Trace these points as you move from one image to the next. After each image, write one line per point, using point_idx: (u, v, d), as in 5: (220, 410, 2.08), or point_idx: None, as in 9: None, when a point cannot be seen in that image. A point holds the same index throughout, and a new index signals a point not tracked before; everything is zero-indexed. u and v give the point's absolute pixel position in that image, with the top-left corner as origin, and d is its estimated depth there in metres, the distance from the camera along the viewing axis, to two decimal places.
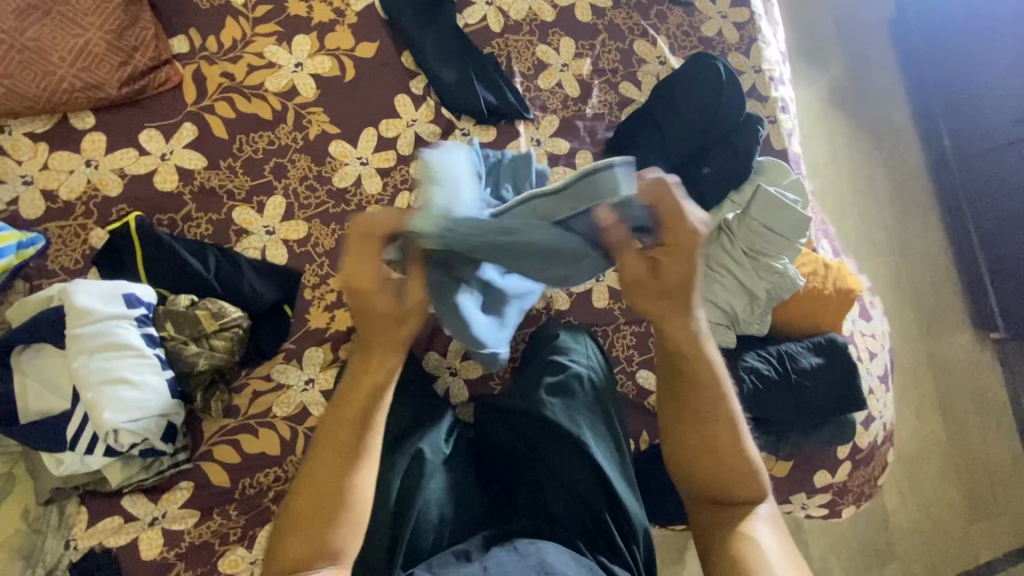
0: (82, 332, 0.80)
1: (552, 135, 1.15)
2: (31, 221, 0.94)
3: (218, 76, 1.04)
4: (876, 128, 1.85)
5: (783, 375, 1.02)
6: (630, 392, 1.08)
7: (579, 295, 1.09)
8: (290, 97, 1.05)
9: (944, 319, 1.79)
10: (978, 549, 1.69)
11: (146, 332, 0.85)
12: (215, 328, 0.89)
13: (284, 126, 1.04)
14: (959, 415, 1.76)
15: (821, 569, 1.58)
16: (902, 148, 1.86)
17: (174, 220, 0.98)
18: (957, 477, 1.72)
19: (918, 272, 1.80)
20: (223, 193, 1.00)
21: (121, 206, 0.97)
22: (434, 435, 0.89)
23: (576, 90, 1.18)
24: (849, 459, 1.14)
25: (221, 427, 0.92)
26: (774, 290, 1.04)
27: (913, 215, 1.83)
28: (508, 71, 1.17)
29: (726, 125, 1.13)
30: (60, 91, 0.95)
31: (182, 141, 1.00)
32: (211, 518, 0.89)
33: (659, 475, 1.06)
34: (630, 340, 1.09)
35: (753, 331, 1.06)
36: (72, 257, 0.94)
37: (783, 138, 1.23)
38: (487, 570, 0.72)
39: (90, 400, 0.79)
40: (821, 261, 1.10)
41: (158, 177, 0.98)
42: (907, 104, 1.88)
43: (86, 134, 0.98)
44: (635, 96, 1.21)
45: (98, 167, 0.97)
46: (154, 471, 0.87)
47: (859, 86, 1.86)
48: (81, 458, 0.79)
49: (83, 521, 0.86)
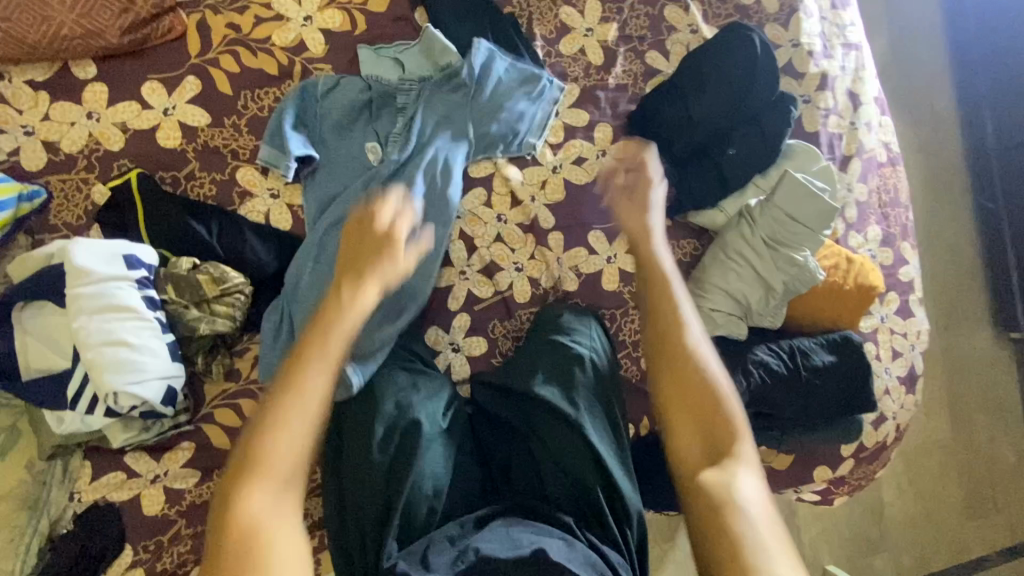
0: (81, 293, 0.80)
1: (572, 106, 1.10)
2: (31, 172, 0.92)
3: (223, 27, 0.99)
4: (915, 110, 1.75)
5: (792, 372, 1.00)
6: (634, 377, 1.06)
7: (588, 275, 1.06)
8: (299, 52, 1.01)
9: (965, 315, 1.74)
10: (972, 545, 1.68)
11: (146, 295, 0.84)
12: (217, 293, 0.88)
13: (291, 83, 1.00)
14: (969, 412, 1.72)
15: (813, 557, 1.58)
16: (940, 133, 1.76)
17: (176, 179, 0.95)
18: (959, 474, 1.70)
19: (942, 266, 1.74)
20: (227, 152, 0.97)
21: (123, 161, 0.94)
22: (433, 405, 0.88)
23: (600, 59, 1.13)
24: (853, 456, 1.12)
25: (222, 391, 0.93)
26: (791, 283, 1.01)
27: (944, 205, 1.75)
28: (528, 35, 1.11)
29: (756, 106, 1.06)
30: (59, 38, 0.91)
31: (185, 95, 0.96)
32: (211, 479, 0.91)
33: (656, 461, 1.05)
34: (637, 325, 1.06)
35: (764, 324, 1.04)
36: (75, 213, 0.92)
37: (816, 120, 1.16)
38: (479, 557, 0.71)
39: (90, 360, 0.78)
40: (844, 256, 1.06)
41: (161, 133, 0.95)
42: (949, 85, 1.77)
43: (87, 84, 0.94)
44: (662, 67, 1.14)
45: (99, 120, 0.94)
46: (154, 432, 0.88)
47: (902, 65, 1.75)
48: (82, 418, 0.80)
49: (87, 475, 0.87)
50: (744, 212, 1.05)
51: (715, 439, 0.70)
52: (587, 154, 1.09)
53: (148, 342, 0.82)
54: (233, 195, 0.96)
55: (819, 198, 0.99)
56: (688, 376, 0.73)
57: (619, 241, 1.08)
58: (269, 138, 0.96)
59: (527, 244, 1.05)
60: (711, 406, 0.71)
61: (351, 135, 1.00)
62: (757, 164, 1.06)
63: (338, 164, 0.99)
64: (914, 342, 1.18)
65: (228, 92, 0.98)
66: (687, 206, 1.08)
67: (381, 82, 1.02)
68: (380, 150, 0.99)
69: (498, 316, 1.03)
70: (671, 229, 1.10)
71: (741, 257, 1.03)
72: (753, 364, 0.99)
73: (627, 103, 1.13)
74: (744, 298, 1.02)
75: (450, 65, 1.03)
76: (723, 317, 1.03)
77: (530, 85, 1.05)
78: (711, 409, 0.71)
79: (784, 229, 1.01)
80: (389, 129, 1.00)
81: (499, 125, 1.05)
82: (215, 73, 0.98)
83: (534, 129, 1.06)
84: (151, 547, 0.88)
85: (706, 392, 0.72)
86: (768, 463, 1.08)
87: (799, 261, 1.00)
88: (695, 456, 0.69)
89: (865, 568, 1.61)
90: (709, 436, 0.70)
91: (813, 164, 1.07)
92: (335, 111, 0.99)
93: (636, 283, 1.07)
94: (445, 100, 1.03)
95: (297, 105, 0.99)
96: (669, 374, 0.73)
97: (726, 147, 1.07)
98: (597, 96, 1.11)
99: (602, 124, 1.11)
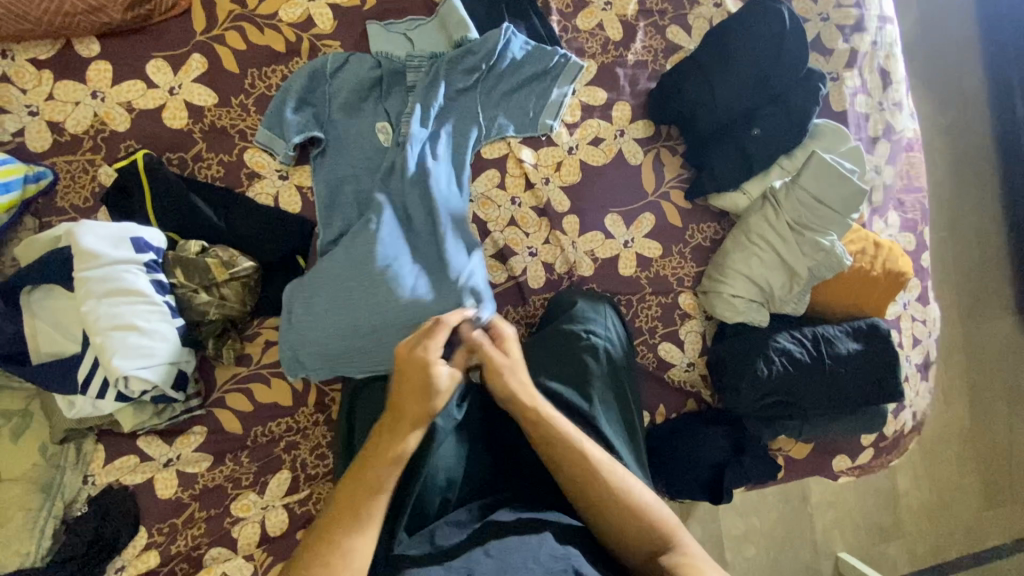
0: (89, 276, 0.79)
1: (589, 84, 1.06)
2: (37, 153, 0.90)
3: (229, 2, 0.96)
4: (944, 89, 1.67)
5: (816, 360, 0.97)
6: (650, 364, 1.03)
7: (603, 260, 1.03)
8: (306, 28, 0.98)
9: (989, 303, 1.69)
10: (988, 534, 1.66)
11: (155, 279, 0.83)
12: (226, 277, 0.87)
13: (299, 61, 0.97)
14: (989, 401, 1.68)
15: (825, 545, 1.56)
16: (970, 113, 1.69)
17: (184, 160, 0.93)
18: (977, 463, 1.67)
19: (967, 252, 1.68)
20: (234, 133, 0.94)
21: (129, 142, 0.92)
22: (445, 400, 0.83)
23: (618, 34, 1.08)
24: (872, 446, 1.10)
25: (233, 376, 0.92)
26: (816, 269, 0.98)
27: (972, 189, 1.68)
28: (544, 8, 1.07)
29: (783, 83, 1.02)
30: (61, 14, 0.88)
31: (191, 74, 0.94)
32: (223, 463, 0.90)
33: (672, 450, 1.02)
34: (655, 311, 1.03)
35: (788, 310, 1.01)
36: (82, 195, 0.90)
37: (844, 98, 1.12)
38: (492, 554, 0.69)
39: (99, 344, 0.77)
40: (872, 240, 1.03)
41: (167, 113, 0.93)
42: (981, 63, 1.69)
43: (91, 63, 0.92)
44: (683, 42, 1.10)
45: (104, 99, 0.91)
46: (166, 417, 0.88)
47: (931, 40, 1.67)
48: (92, 402, 0.79)
49: (100, 458, 0.87)
50: (769, 194, 1.01)
51: (647, 531, 0.72)
52: (605, 134, 1.05)
53: (158, 326, 0.81)
54: (241, 176, 0.94)
55: (849, 180, 0.95)
56: (597, 492, 0.73)
57: (636, 225, 1.04)
58: (278, 115, 0.94)
59: (542, 227, 1.02)
60: (628, 507, 0.72)
61: (362, 114, 0.97)
62: (783, 144, 1.02)
63: (350, 142, 0.96)
64: (933, 330, 1.15)
65: (235, 70, 0.95)
66: (708, 188, 1.04)
67: (392, 61, 0.99)
68: (392, 130, 0.97)
69: (512, 302, 1.01)
70: (690, 213, 1.07)
71: (764, 241, 0.99)
72: (775, 352, 0.97)
73: (646, 80, 1.08)
74: (766, 284, 0.99)
75: (463, 39, 1.00)
76: (745, 303, 0.99)
77: (533, 61, 1.02)
78: (632, 506, 0.73)
79: (810, 212, 0.97)
80: (399, 107, 0.98)
81: (511, 104, 1.02)
82: (221, 51, 0.95)
83: (544, 108, 1.02)
84: (166, 529, 0.88)
85: (621, 503, 0.73)
86: (784, 452, 1.06)
87: (825, 246, 0.97)
88: (643, 550, 0.73)
89: (877, 555, 1.59)
90: (639, 532, 0.72)
91: (842, 145, 1.03)
92: (345, 89, 0.97)
93: (653, 268, 1.04)
94: (457, 76, 1.00)
95: (306, 81, 0.96)
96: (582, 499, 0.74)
97: (751, 126, 1.02)
98: (615, 73, 1.07)
99: (620, 102, 1.07)
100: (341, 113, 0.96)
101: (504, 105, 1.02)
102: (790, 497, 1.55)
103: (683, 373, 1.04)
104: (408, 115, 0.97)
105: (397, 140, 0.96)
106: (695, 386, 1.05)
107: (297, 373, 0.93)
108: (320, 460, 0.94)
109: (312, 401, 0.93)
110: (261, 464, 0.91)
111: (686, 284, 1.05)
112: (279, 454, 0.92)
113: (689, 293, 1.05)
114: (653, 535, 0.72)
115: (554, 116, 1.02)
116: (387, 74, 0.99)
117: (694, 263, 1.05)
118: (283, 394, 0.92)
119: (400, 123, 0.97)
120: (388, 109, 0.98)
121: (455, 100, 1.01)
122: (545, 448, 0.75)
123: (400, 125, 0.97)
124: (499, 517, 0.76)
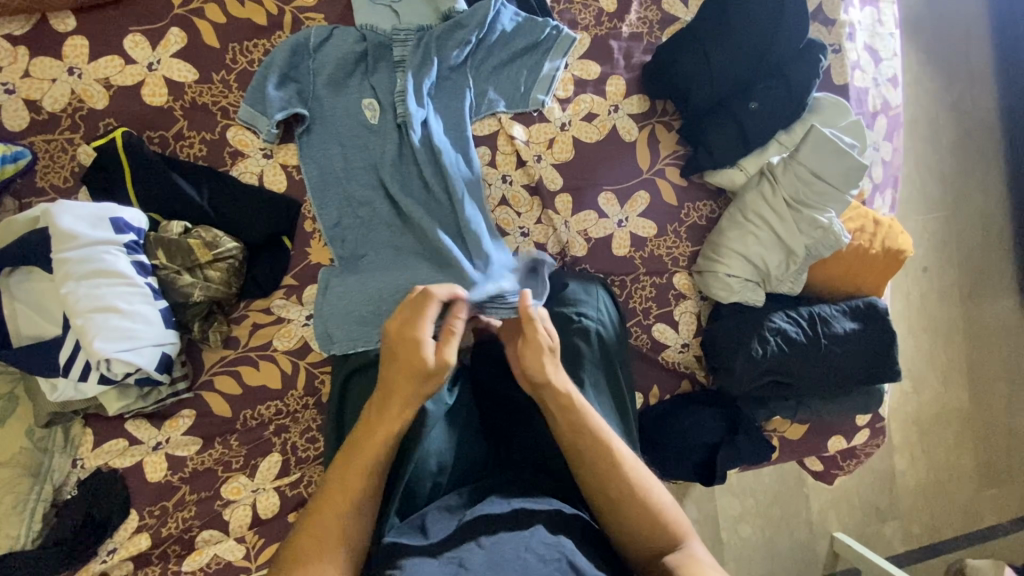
0: (67, 257, 0.77)
1: (582, 57, 1.03)
2: (15, 133, 0.88)
3: None
4: (950, 63, 1.63)
5: (812, 340, 0.95)
6: (644, 345, 1.02)
7: (597, 241, 1.01)
8: (288, 0, 0.95)
9: (991, 283, 1.67)
10: (984, 514, 1.66)
11: (136, 260, 0.81)
12: (209, 259, 0.86)
13: (281, 35, 0.94)
14: (989, 382, 1.67)
15: (821, 524, 1.57)
16: (976, 88, 1.64)
17: (165, 138, 0.91)
18: (974, 444, 1.66)
19: (970, 232, 1.65)
20: (216, 110, 0.92)
21: (109, 120, 0.89)
22: None
23: (612, 5, 1.05)
24: (869, 426, 1.09)
25: (221, 359, 0.90)
26: (814, 247, 0.95)
27: (976, 167, 1.65)
28: None
29: (784, 54, 0.98)
30: None
31: (170, 49, 0.91)
32: (213, 446, 0.90)
33: (667, 433, 1.01)
34: (649, 292, 1.02)
35: (783, 290, 0.99)
36: (62, 175, 0.88)
37: (845, 71, 1.08)
38: (483, 545, 0.66)
39: (80, 327, 0.76)
40: (871, 218, 1.01)
41: (147, 90, 0.90)
42: (988, 36, 1.65)
43: (66, 38, 0.89)
44: (680, 14, 1.07)
45: (82, 76, 0.89)
46: (152, 400, 0.86)
47: (938, 12, 1.62)
48: (75, 385, 0.78)
49: (89, 442, 0.86)
50: (766, 170, 0.98)
51: (653, 531, 0.71)
52: (598, 109, 1.02)
53: (140, 308, 0.80)
54: (224, 155, 0.92)
55: (848, 155, 0.92)
56: (612, 483, 0.72)
57: (631, 203, 1.02)
58: (263, 98, 0.91)
59: (533, 207, 1.00)
60: (641, 505, 0.71)
61: (349, 93, 0.95)
62: (781, 119, 0.99)
63: (340, 123, 0.94)
64: None
65: (215, 44, 0.92)
66: (704, 165, 1.01)
67: (377, 36, 0.96)
68: (384, 109, 0.94)
69: None
70: (686, 190, 1.04)
71: (760, 219, 0.97)
72: (770, 332, 0.95)
73: (641, 53, 1.05)
74: (762, 262, 0.97)
75: (451, 11, 0.97)
76: (741, 283, 0.98)
77: (523, 32, 0.99)
78: (644, 506, 0.71)
79: (808, 188, 0.95)
80: (389, 85, 0.95)
81: (504, 77, 1.00)
82: (200, 25, 0.92)
83: (535, 82, 0.99)
84: (156, 512, 0.88)
85: (636, 501, 0.71)
86: (779, 433, 1.05)
87: (822, 223, 0.94)
88: (641, 551, 0.71)
89: (872, 535, 1.60)
90: (645, 531, 0.71)
91: (842, 120, 1.00)
92: (330, 69, 0.94)
93: (648, 248, 1.02)
94: (448, 48, 0.97)
95: (290, 60, 0.93)
96: (596, 490, 0.72)
97: (748, 100, 0.99)
98: (610, 46, 1.04)
99: (614, 76, 1.04)
100: (327, 86, 0.94)
101: (497, 79, 0.99)
102: (786, 477, 1.55)
103: (677, 355, 1.02)
104: (401, 93, 0.94)
105: (391, 120, 0.94)
106: (690, 367, 1.03)
107: (286, 356, 0.92)
108: (310, 444, 0.93)
109: (300, 384, 0.92)
110: (252, 447, 0.91)
111: (681, 264, 1.03)
112: (269, 438, 0.92)
113: (683, 273, 1.03)
114: (660, 535, 0.71)
115: (546, 91, 1.00)
116: (373, 49, 0.96)
117: (689, 242, 1.03)
118: (271, 377, 0.91)
119: (391, 101, 0.95)
120: (376, 85, 0.95)
121: (447, 77, 0.98)
122: (570, 439, 0.73)
123: (392, 101, 0.95)
124: (484, 510, 0.71)
